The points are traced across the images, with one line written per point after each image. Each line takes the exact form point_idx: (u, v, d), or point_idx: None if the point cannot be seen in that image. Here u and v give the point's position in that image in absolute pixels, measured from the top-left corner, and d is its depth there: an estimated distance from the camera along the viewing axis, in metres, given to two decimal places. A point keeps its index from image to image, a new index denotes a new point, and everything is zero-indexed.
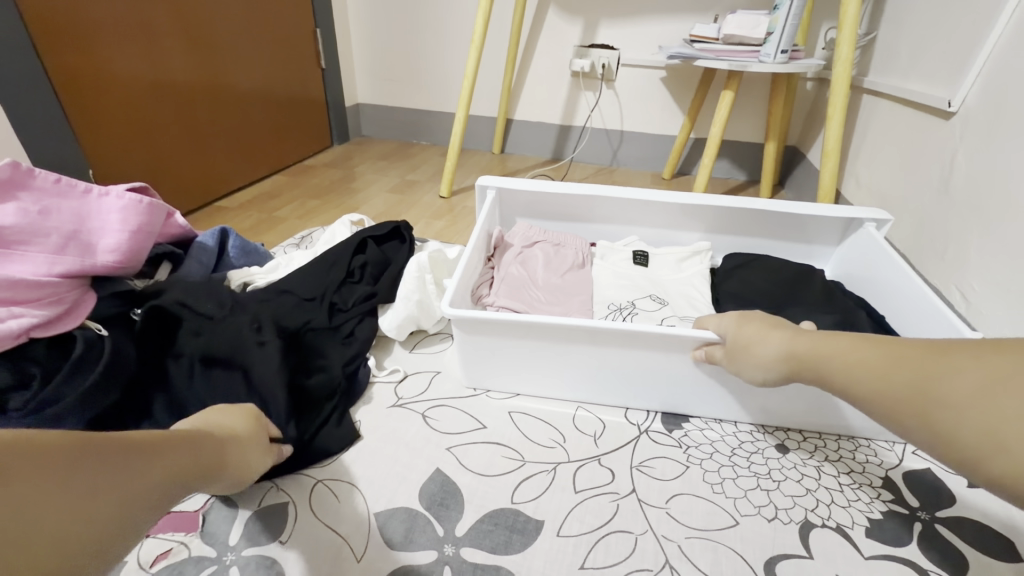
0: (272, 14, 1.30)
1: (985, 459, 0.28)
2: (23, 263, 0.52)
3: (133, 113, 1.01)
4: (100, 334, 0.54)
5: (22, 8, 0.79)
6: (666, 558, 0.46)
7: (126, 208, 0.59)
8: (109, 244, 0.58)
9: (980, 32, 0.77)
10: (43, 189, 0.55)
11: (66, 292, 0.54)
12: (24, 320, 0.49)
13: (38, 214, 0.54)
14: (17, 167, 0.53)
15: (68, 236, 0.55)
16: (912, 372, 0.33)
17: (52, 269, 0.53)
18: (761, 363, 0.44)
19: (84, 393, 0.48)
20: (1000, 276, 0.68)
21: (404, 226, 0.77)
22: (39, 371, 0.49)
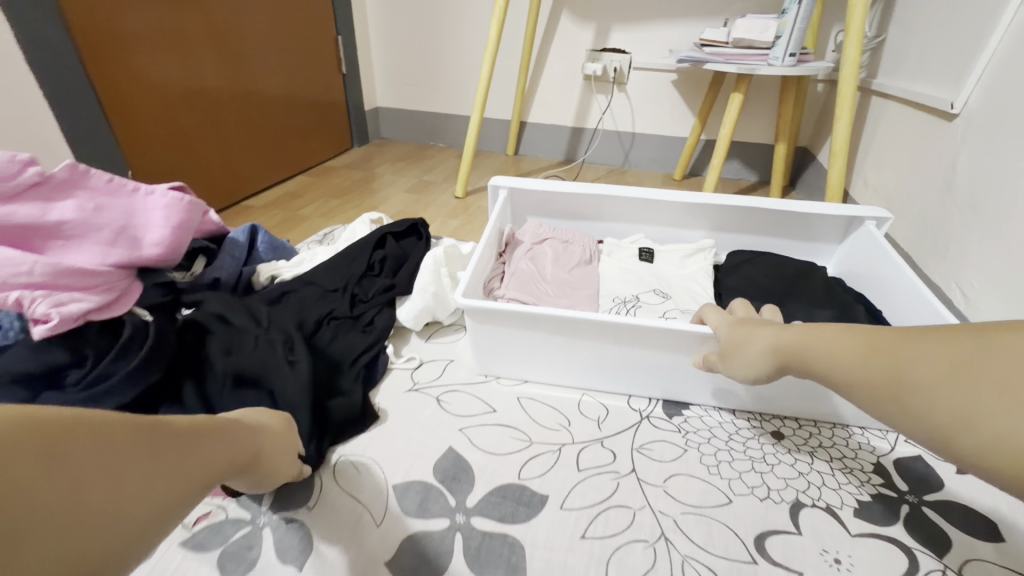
0: (296, 23, 1.37)
1: (956, 436, 0.30)
2: (80, 254, 0.56)
3: (167, 120, 1.07)
4: (145, 319, 0.59)
5: (69, 21, 0.86)
6: (662, 531, 0.49)
7: (170, 205, 0.65)
8: (154, 238, 0.63)
9: (983, 35, 0.79)
10: (96, 188, 0.60)
11: (117, 281, 0.59)
12: (84, 304, 0.54)
13: (93, 209, 0.58)
14: (75, 167, 0.58)
15: (119, 231, 0.60)
16: (887, 357, 0.35)
17: (106, 259, 0.58)
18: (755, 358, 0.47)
19: (133, 372, 0.53)
20: (998, 273, 0.70)
21: (421, 223, 0.82)
22: (93, 351, 0.55)
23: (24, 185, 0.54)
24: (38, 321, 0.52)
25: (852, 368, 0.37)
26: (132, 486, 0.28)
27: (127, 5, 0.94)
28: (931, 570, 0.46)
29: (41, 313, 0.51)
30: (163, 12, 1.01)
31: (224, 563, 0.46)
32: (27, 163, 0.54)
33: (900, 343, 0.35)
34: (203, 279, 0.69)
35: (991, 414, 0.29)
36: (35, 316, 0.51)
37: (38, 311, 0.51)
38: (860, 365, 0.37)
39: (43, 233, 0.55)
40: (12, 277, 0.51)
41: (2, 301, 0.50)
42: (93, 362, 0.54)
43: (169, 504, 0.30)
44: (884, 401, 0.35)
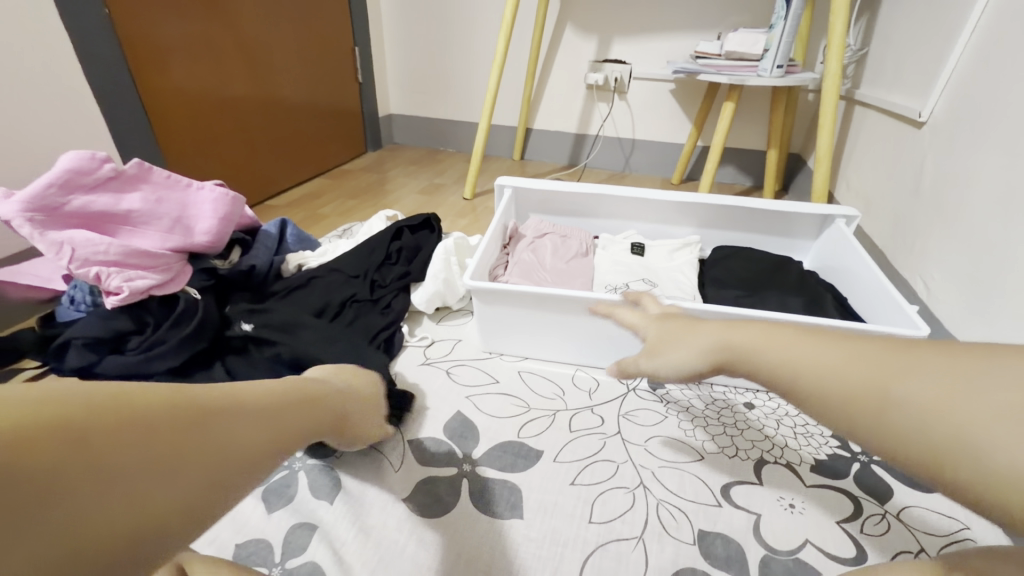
0: (317, 35, 1.47)
1: (953, 464, 0.22)
2: (144, 239, 0.67)
3: (201, 124, 1.16)
4: (195, 297, 0.67)
5: (121, 35, 0.95)
6: (641, 480, 0.57)
7: (218, 199, 0.74)
8: (204, 227, 0.72)
9: (946, 51, 0.86)
10: (157, 183, 0.70)
11: (174, 263, 0.69)
12: (147, 281, 0.64)
13: (154, 202, 0.69)
14: (142, 165, 0.68)
15: (176, 220, 0.70)
16: (871, 366, 0.27)
17: (164, 244, 0.68)
18: (690, 350, 0.36)
19: (185, 338, 0.63)
20: (952, 265, 0.77)
21: (434, 218, 0.90)
22: (151, 321, 0.64)
23: (101, 179, 0.64)
24: (111, 293, 0.62)
25: (821, 376, 0.28)
26: (171, 455, 0.27)
27: (166, 20, 1.03)
28: (872, 513, 0.53)
29: (114, 286, 0.61)
30: (199, 25, 1.11)
31: (267, 497, 0.54)
32: (104, 160, 0.64)
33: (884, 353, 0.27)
34: (240, 267, 0.76)
35: (990, 436, 0.22)
36: (108, 289, 0.61)
37: (112, 284, 0.61)
38: (828, 375, 0.28)
39: (115, 221, 0.66)
40: (91, 256, 0.61)
41: (84, 275, 0.61)
42: (151, 329, 0.63)
43: (220, 474, 0.29)
44: (867, 422, 0.26)
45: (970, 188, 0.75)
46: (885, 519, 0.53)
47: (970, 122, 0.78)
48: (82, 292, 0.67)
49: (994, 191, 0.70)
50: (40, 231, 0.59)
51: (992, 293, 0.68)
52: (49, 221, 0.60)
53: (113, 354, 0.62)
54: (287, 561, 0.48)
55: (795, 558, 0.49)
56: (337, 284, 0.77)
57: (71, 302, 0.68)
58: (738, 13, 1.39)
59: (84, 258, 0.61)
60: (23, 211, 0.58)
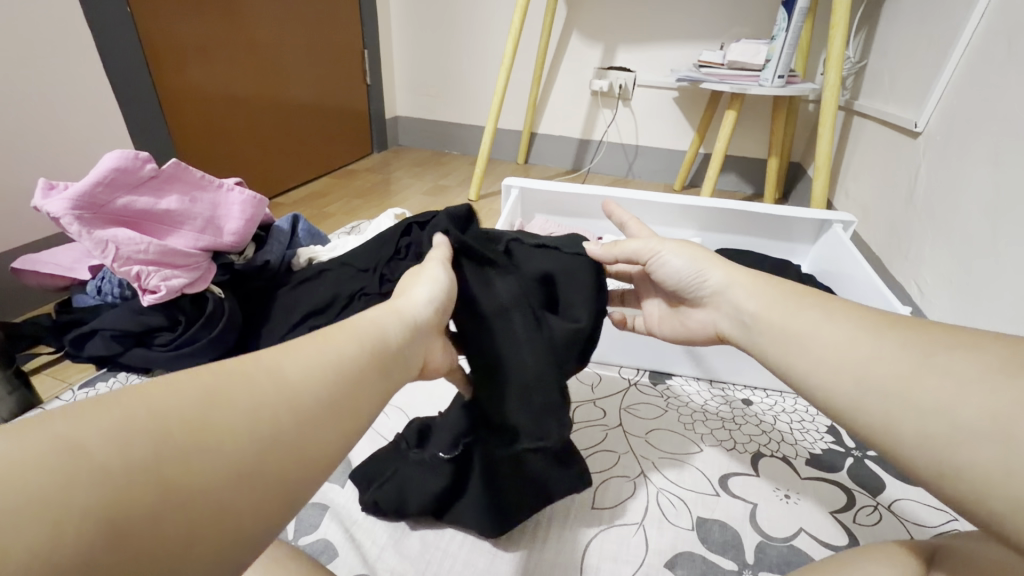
0: (328, 37, 1.49)
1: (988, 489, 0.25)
2: (178, 237, 0.69)
3: (213, 122, 1.19)
4: (221, 297, 0.70)
5: (141, 36, 0.98)
6: (641, 469, 0.59)
7: (245, 201, 0.75)
8: (232, 228, 0.74)
9: (941, 65, 0.89)
10: (192, 183, 0.72)
11: (204, 262, 0.70)
12: (180, 280, 0.66)
13: (189, 201, 0.71)
14: (179, 165, 0.70)
15: (208, 220, 0.72)
16: (906, 365, 0.31)
17: (197, 243, 0.70)
18: (429, 284, 0.42)
19: (213, 340, 0.66)
20: (944, 270, 0.79)
21: (445, 213, 0.86)
22: (183, 319, 0.67)
23: (143, 179, 0.66)
24: (148, 291, 0.64)
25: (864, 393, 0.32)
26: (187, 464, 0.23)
27: (184, 20, 1.06)
28: (864, 505, 0.55)
29: (152, 285, 0.64)
30: (214, 26, 1.13)
31: None
32: (146, 160, 0.66)
33: (904, 371, 0.31)
34: (255, 262, 0.77)
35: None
36: (147, 287, 0.64)
37: (150, 283, 0.63)
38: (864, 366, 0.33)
39: (153, 220, 0.67)
40: (133, 254, 0.63)
41: (126, 273, 0.62)
42: (180, 328, 0.66)
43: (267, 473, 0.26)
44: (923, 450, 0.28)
45: (962, 197, 0.78)
46: (877, 510, 0.55)
47: (962, 132, 0.80)
48: (111, 284, 0.69)
49: (985, 199, 0.73)
50: (88, 230, 0.61)
51: (983, 297, 0.70)
52: (94, 219, 0.62)
53: (139, 347, 0.67)
54: (299, 538, 0.50)
55: (790, 544, 0.51)
56: (347, 277, 0.79)
57: (98, 292, 0.70)
58: (741, 24, 1.42)
59: (127, 257, 0.63)
60: (72, 208, 0.60)
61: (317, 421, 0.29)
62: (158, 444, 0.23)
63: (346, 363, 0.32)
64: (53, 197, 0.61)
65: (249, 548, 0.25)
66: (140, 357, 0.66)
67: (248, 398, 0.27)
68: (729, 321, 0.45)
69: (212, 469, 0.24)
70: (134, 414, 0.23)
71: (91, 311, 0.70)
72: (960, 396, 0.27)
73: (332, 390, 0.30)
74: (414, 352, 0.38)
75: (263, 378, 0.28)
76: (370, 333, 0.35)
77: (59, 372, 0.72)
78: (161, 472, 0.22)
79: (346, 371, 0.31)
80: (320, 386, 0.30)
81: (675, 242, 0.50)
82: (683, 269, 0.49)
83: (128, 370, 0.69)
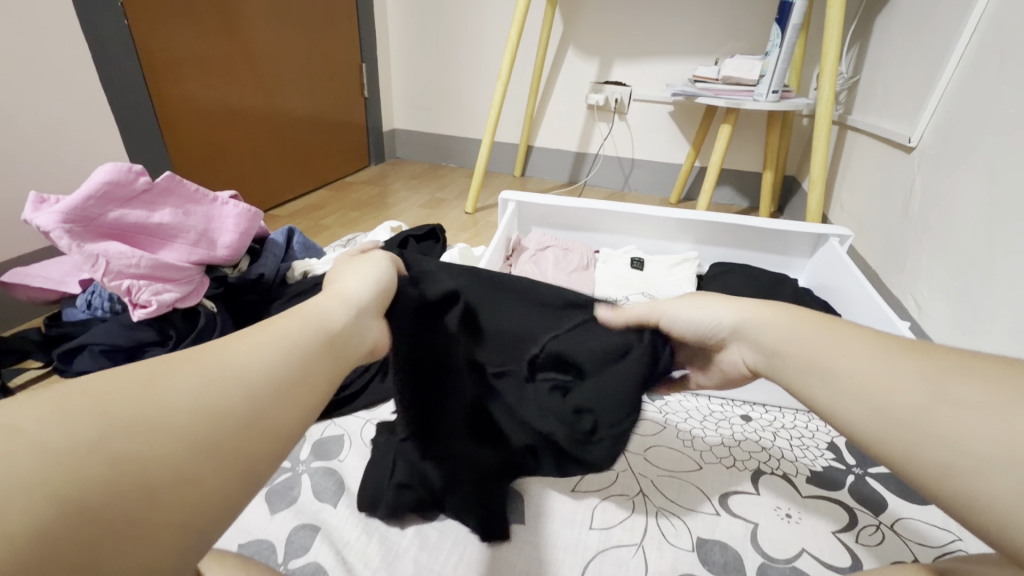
0: (325, 52, 1.50)
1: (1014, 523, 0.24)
2: (171, 251, 0.68)
3: (210, 135, 1.18)
4: (214, 311, 0.69)
5: (139, 50, 0.98)
6: (639, 488, 0.58)
7: (240, 214, 0.75)
8: (226, 241, 0.73)
9: (933, 81, 0.90)
10: (187, 196, 0.71)
11: (196, 276, 0.70)
12: (171, 295, 0.65)
13: (183, 215, 0.70)
14: (174, 178, 0.69)
15: (201, 234, 0.71)
16: (921, 393, 0.30)
17: (190, 257, 0.69)
18: (366, 273, 0.42)
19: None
20: (941, 284, 0.79)
21: (439, 229, 0.90)
22: (174, 334, 0.65)
23: (137, 193, 0.66)
24: (138, 305, 0.63)
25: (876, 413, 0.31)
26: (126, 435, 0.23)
27: (182, 34, 1.06)
28: (867, 524, 0.54)
29: (143, 300, 0.63)
30: (211, 40, 1.13)
31: (270, 498, 0.55)
32: (139, 173, 0.66)
33: (926, 391, 0.30)
34: (249, 275, 0.76)
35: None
36: (138, 302, 0.62)
37: (141, 298, 0.62)
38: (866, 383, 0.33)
39: (146, 234, 0.67)
40: (124, 268, 0.62)
41: (116, 288, 0.61)
42: (171, 343, 0.65)
43: (228, 456, 0.26)
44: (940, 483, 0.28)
45: (957, 211, 0.78)
46: (880, 530, 0.54)
47: (956, 147, 0.81)
48: (102, 298, 0.68)
49: (980, 213, 0.73)
50: (78, 244, 0.60)
51: (981, 312, 0.70)
52: (85, 233, 0.61)
53: (128, 363, 0.65)
54: (289, 561, 0.49)
55: (792, 566, 0.50)
56: None
57: (89, 306, 0.69)
58: (735, 40, 1.44)
59: (117, 271, 0.62)
60: (62, 222, 0.59)
61: (270, 393, 0.29)
62: (96, 422, 0.23)
63: (290, 343, 0.32)
64: (43, 210, 0.60)
65: (211, 527, 0.25)
66: None
67: (197, 377, 0.27)
68: (751, 359, 0.42)
69: (170, 442, 0.24)
70: (68, 401, 0.24)
71: (82, 325, 0.69)
72: (981, 423, 0.27)
73: (281, 365, 0.31)
74: (358, 331, 0.38)
75: (211, 360, 0.29)
76: (314, 318, 0.35)
77: (45, 388, 0.71)
78: (121, 446, 0.23)
79: (294, 351, 0.32)
80: (269, 364, 0.30)
81: (686, 296, 0.46)
82: (697, 321, 0.45)
83: None
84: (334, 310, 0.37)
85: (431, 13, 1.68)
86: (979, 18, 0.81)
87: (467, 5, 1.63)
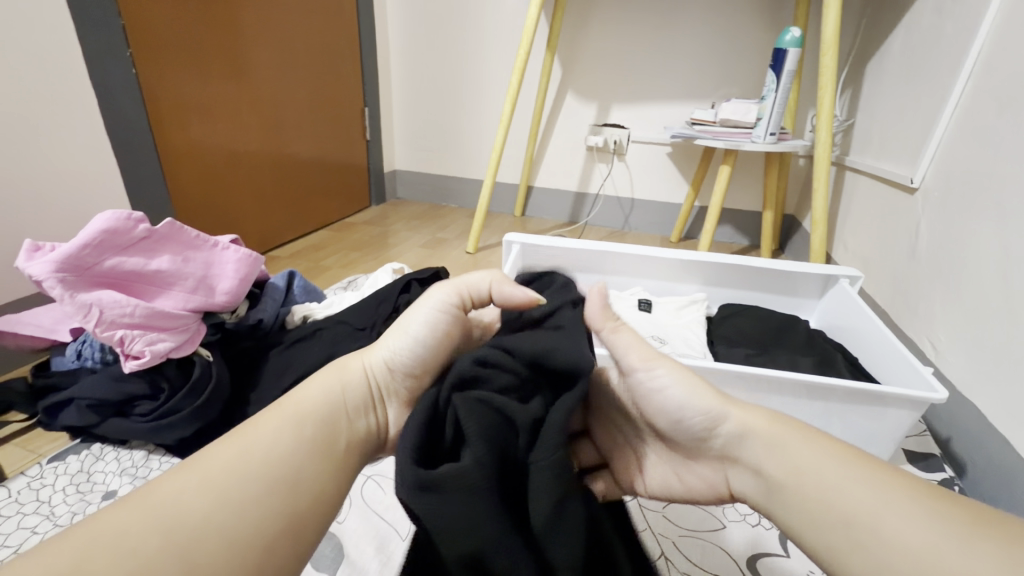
0: (330, 99, 1.54)
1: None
2: (168, 298, 0.66)
3: (214, 178, 1.19)
4: (210, 360, 0.66)
5: (144, 95, 0.99)
6: (661, 550, 0.54)
7: (240, 260, 0.74)
8: (225, 288, 0.71)
9: (930, 125, 0.91)
10: (186, 242, 0.70)
11: (194, 324, 0.67)
12: (166, 344, 0.62)
13: (182, 262, 0.68)
14: (173, 225, 0.68)
15: (199, 280, 0.69)
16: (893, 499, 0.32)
17: (187, 304, 0.67)
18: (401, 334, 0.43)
19: (197, 409, 0.62)
20: (956, 325, 0.77)
21: (443, 272, 0.89)
22: (167, 387, 0.63)
23: (134, 240, 0.64)
24: (131, 356, 0.60)
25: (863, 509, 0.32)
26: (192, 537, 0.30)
27: (188, 78, 1.08)
28: None
29: (136, 350, 0.60)
30: (218, 86, 1.15)
31: None
32: (138, 220, 0.65)
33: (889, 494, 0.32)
34: (247, 320, 0.75)
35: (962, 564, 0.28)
36: (130, 353, 0.60)
37: (133, 348, 0.60)
38: (831, 503, 0.33)
39: (143, 281, 0.64)
40: (117, 318, 0.60)
41: (108, 339, 0.59)
42: (163, 396, 0.62)
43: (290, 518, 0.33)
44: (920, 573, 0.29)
45: (967, 252, 0.77)
46: None
47: (960, 190, 0.81)
48: (93, 348, 0.65)
49: (992, 256, 0.72)
50: (71, 293, 0.58)
51: (1001, 358, 0.67)
52: (78, 282, 0.59)
53: (117, 416, 0.63)
54: None
55: None
56: (343, 336, 0.75)
57: (78, 356, 0.66)
58: (731, 84, 1.47)
59: (110, 321, 0.59)
60: (56, 271, 0.57)
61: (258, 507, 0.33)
62: (175, 539, 0.29)
63: (310, 423, 0.38)
64: (37, 259, 0.58)
65: None
66: (117, 427, 0.62)
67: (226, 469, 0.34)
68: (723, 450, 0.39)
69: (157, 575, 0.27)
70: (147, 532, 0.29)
71: (71, 376, 0.66)
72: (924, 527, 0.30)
73: (265, 494, 0.33)
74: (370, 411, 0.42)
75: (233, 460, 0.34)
76: (315, 406, 0.39)
77: (26, 442, 0.66)
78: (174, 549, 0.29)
79: (292, 471, 0.35)
80: (297, 450, 0.36)
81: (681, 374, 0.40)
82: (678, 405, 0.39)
83: (101, 442, 0.65)
84: (356, 368, 0.43)
85: (433, 61, 1.73)
86: (973, 65, 0.83)
87: (468, 53, 1.68)
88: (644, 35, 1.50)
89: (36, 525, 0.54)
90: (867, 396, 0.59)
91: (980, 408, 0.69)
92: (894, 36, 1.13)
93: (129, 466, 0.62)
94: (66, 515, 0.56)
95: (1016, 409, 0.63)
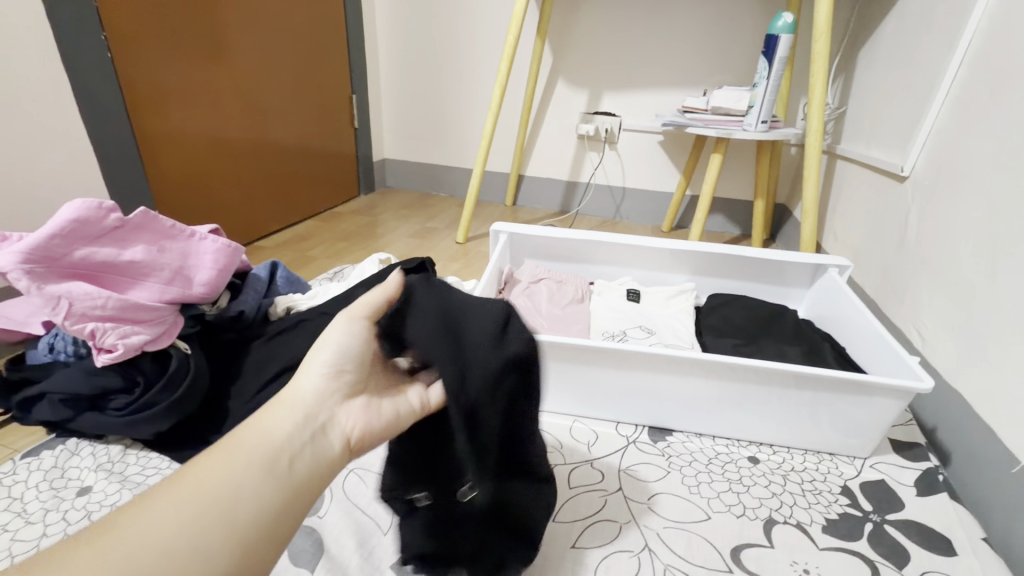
0: (316, 84, 1.50)
1: None
2: (142, 290, 0.64)
3: (194, 166, 1.16)
4: (187, 352, 0.64)
5: (120, 79, 0.96)
6: (646, 542, 0.53)
7: (219, 250, 0.72)
8: (203, 279, 0.69)
9: (921, 113, 0.90)
10: (161, 232, 0.67)
11: (170, 316, 0.65)
12: (140, 337, 0.60)
13: (157, 252, 0.66)
14: (147, 214, 0.66)
15: (175, 271, 0.67)
16: None
17: (162, 296, 0.65)
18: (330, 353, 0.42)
19: (174, 402, 0.61)
20: (944, 316, 0.76)
21: (428, 262, 0.87)
22: (142, 380, 0.62)
23: (106, 229, 0.62)
24: (104, 349, 0.59)
25: None
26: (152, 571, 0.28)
27: (166, 61, 1.05)
28: None
29: (108, 343, 0.58)
30: (198, 72, 1.12)
31: None
32: (110, 210, 0.63)
33: None
34: (228, 312, 0.73)
35: None
36: (102, 346, 0.58)
37: (106, 341, 0.58)
38: None
39: (115, 272, 0.62)
40: (88, 311, 0.58)
41: (79, 332, 0.57)
42: (138, 390, 0.61)
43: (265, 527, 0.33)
44: None
45: (956, 241, 0.76)
46: None
47: (950, 179, 0.80)
48: (66, 342, 0.64)
49: (981, 245, 0.71)
50: (38, 285, 0.56)
51: (989, 347, 0.66)
52: (47, 273, 0.57)
53: (91, 411, 0.63)
54: None
55: None
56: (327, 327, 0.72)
57: (51, 350, 0.64)
58: (723, 72, 1.46)
59: (81, 313, 0.58)
60: (21, 262, 0.55)
61: (215, 543, 0.31)
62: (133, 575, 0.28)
63: (261, 447, 0.35)
64: (3, 249, 0.56)
65: None
66: (92, 422, 0.62)
67: (127, 541, 0.29)
68: None
69: None
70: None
71: (43, 370, 0.64)
72: None
73: (227, 515, 0.32)
74: (317, 441, 0.38)
75: (104, 549, 0.28)
76: (263, 435, 0.36)
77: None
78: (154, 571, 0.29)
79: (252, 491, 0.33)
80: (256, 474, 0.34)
81: None
82: None
83: (78, 437, 0.64)
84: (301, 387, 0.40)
85: (421, 46, 1.70)
86: (964, 52, 0.82)
87: (457, 39, 1.65)
88: (635, 22, 1.48)
89: (8, 523, 0.53)
90: (852, 385, 0.59)
91: (964, 395, 0.69)
92: (886, 23, 1.11)
93: (105, 461, 0.61)
94: (38, 512, 0.55)
95: (997, 399, 0.64)
